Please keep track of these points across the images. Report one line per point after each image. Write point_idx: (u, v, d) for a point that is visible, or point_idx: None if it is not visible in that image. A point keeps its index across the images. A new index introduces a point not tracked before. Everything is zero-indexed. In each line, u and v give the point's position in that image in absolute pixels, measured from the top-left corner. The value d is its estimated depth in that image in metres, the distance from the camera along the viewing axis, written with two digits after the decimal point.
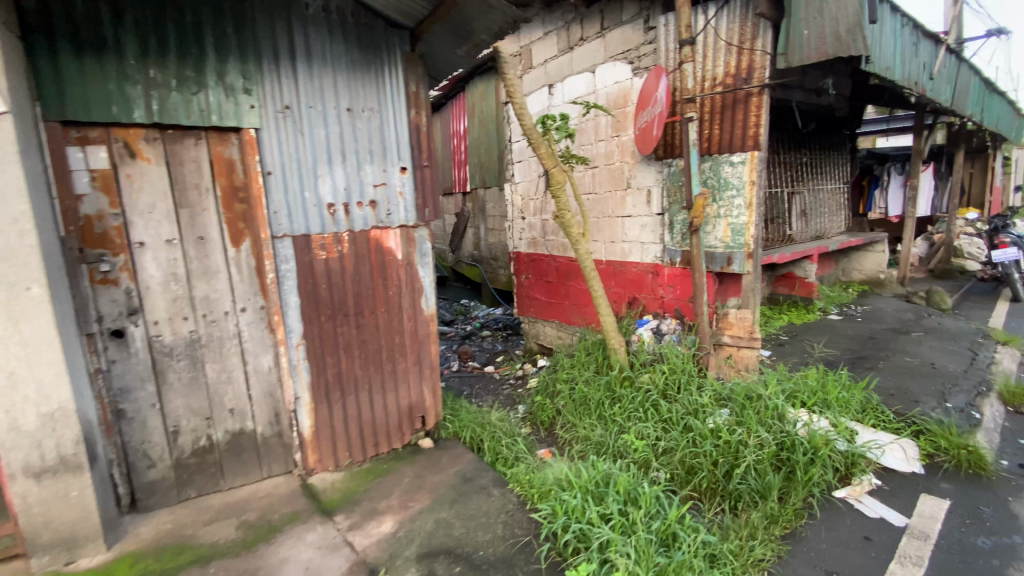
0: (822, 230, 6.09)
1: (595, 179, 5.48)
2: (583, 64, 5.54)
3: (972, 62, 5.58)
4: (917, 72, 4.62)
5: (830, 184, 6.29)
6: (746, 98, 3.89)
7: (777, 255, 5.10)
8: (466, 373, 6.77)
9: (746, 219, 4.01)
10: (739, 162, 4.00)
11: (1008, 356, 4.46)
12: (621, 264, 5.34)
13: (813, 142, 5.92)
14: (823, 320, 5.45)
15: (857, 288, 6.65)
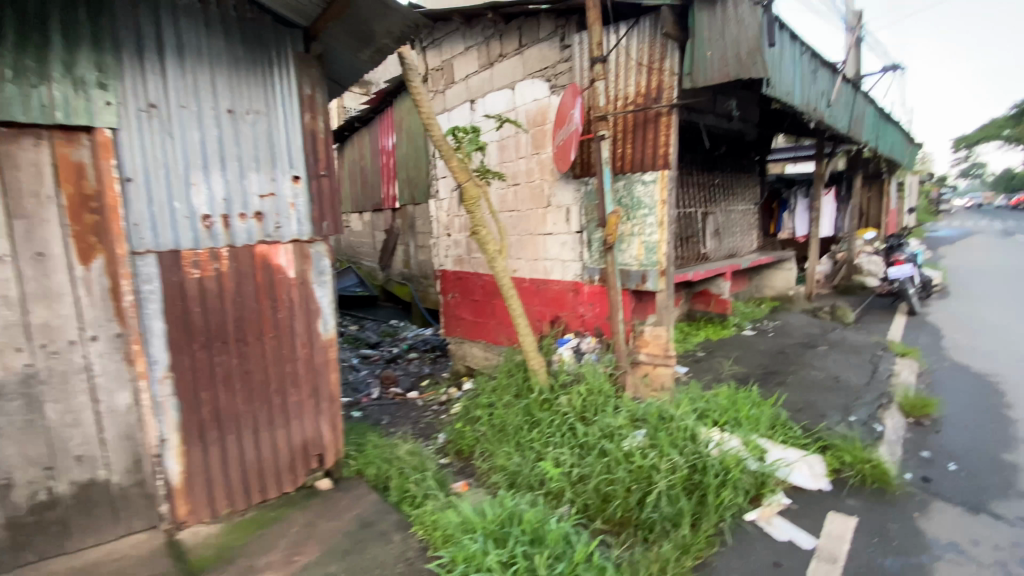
0: (735, 250, 6.35)
1: (517, 196, 5.37)
2: (503, 80, 5.48)
3: (865, 93, 6.02)
4: (815, 99, 4.89)
5: (742, 205, 6.59)
6: (656, 117, 3.90)
7: (693, 272, 5.19)
8: (386, 400, 6.38)
9: (658, 237, 4.05)
10: (650, 180, 4.03)
11: (904, 368, 4.70)
12: (544, 283, 5.20)
13: (724, 165, 6.18)
14: (737, 335, 5.63)
15: (770, 304, 6.97)
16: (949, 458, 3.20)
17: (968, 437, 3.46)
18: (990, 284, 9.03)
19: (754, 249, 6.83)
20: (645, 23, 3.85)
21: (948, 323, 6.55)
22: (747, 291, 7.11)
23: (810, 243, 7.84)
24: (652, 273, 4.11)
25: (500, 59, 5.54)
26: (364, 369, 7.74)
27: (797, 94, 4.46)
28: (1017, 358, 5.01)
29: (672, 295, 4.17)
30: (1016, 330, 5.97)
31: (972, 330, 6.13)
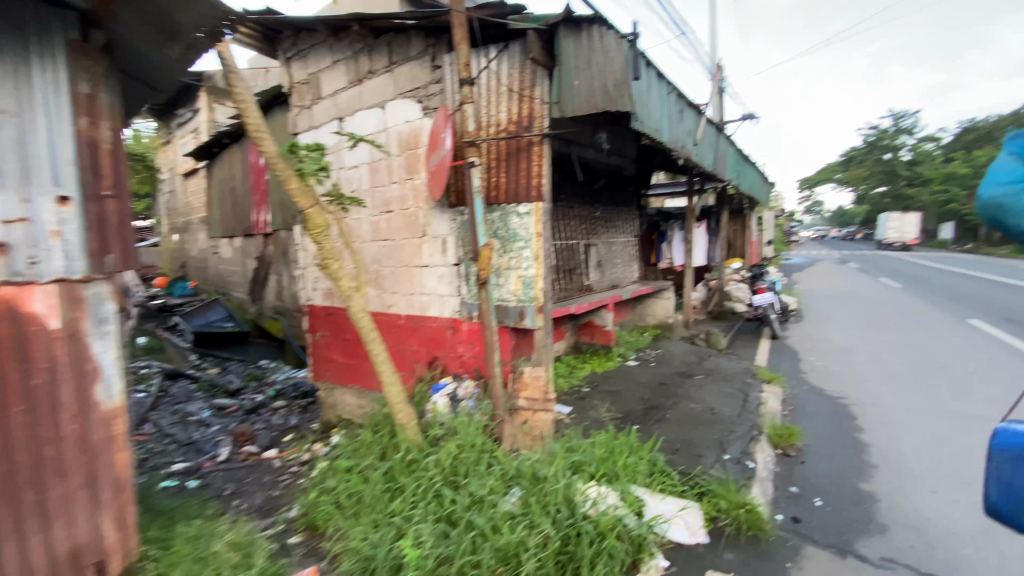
0: (617, 281, 6.38)
1: (390, 225, 4.87)
2: (372, 99, 5.09)
3: (728, 135, 6.45)
4: (682, 137, 5.06)
5: (623, 237, 6.69)
6: (529, 146, 3.66)
7: (576, 305, 5.00)
8: (236, 464, 5.39)
9: (534, 272, 3.77)
10: (525, 213, 3.76)
11: (772, 395, 4.86)
12: (421, 320, 4.65)
13: (604, 198, 6.23)
14: (621, 367, 5.57)
15: (651, 333, 7.07)
16: (816, 493, 3.20)
17: (829, 467, 3.54)
18: (832, 307, 10.20)
19: (636, 281, 6.95)
20: (514, 48, 3.64)
21: (804, 346, 7.15)
22: (630, 320, 7.16)
23: (685, 272, 8.23)
24: (529, 311, 3.80)
25: (369, 77, 5.16)
26: (215, 424, 6.55)
27: (666, 130, 4.56)
28: (860, 378, 5.48)
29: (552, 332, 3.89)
30: (856, 352, 6.64)
31: (822, 353, 6.71)
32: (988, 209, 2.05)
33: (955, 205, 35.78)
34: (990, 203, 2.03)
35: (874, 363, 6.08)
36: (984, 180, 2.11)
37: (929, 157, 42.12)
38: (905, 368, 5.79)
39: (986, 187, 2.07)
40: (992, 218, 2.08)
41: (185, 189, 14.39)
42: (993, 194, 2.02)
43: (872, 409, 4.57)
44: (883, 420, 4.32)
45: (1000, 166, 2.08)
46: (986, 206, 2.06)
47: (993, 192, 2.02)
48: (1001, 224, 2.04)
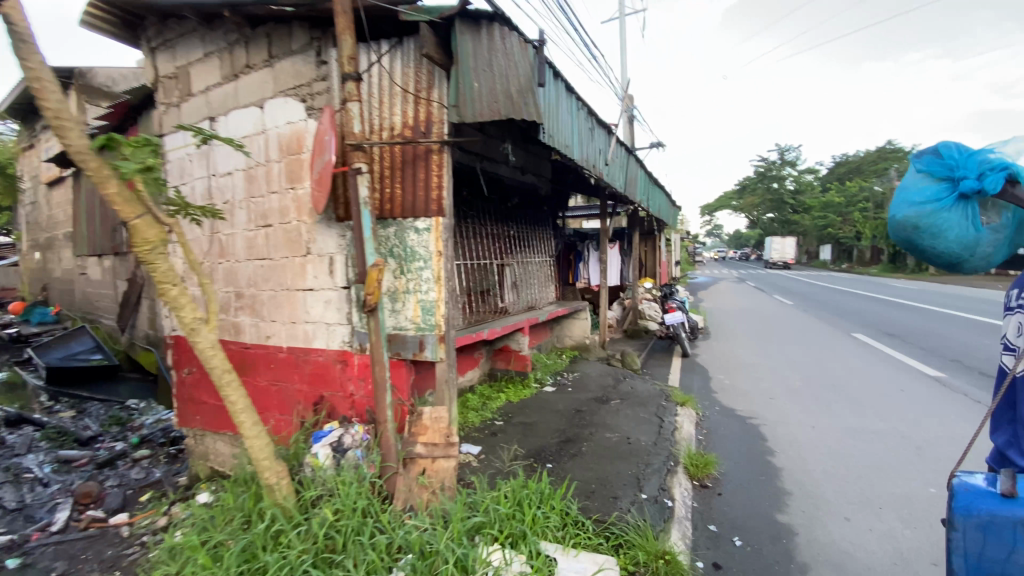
0: (531, 303, 5.99)
1: (269, 241, 4.20)
2: (249, 97, 4.46)
3: (638, 157, 6.41)
4: (593, 155, 4.84)
5: (537, 257, 6.37)
6: (427, 154, 3.14)
7: (488, 330, 4.49)
8: (67, 537, 4.28)
9: (435, 295, 3.17)
10: (424, 228, 3.18)
11: (687, 419, 4.69)
12: (304, 353, 3.98)
13: (518, 216, 5.90)
14: (538, 395, 5.11)
15: (569, 356, 6.71)
16: (735, 531, 2.99)
17: (745, 497, 3.37)
18: (736, 325, 10.70)
19: (552, 303, 6.62)
20: (408, 45, 3.18)
21: (713, 364, 7.27)
22: (548, 343, 6.73)
23: (600, 293, 8.13)
24: (429, 342, 3.20)
25: (246, 72, 4.51)
26: (54, 483, 5.18)
27: (575, 147, 4.30)
28: (767, 397, 5.56)
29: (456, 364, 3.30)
30: (760, 369, 6.84)
31: (730, 371, 6.83)
32: (901, 231, 1.96)
33: (829, 230, 40.56)
34: (904, 224, 1.93)
35: (777, 380, 6.25)
36: (892, 199, 2.03)
37: (807, 188, 47.63)
38: (805, 384, 6.00)
39: (896, 207, 1.98)
40: (904, 239, 1.99)
41: (46, 199, 12.26)
42: (905, 216, 1.92)
43: (781, 429, 4.57)
44: (792, 441, 4.30)
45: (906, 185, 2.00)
46: (897, 228, 1.97)
47: (905, 213, 1.93)
48: (915, 245, 1.96)
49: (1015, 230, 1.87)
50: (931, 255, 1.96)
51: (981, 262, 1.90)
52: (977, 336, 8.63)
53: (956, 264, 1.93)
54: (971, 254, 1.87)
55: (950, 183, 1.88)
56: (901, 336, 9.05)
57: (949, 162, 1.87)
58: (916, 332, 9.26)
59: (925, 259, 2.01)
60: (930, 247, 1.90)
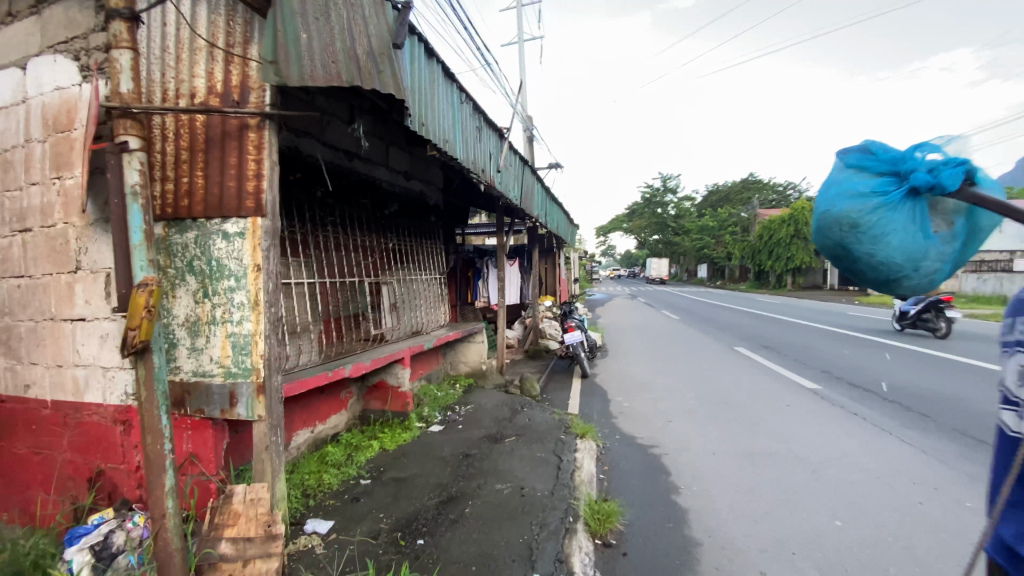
0: (419, 327, 5.05)
1: (27, 250, 2.99)
2: (6, 54, 3.23)
3: (535, 168, 5.87)
4: (483, 160, 4.15)
5: (429, 273, 5.48)
6: (240, 130, 2.29)
7: (352, 367, 3.55)
8: None
9: (251, 328, 2.27)
10: (235, 233, 2.28)
11: (587, 452, 4.15)
12: (76, 412, 2.79)
13: (403, 226, 4.97)
14: (421, 438, 4.24)
15: (463, 386, 5.86)
16: None
17: (654, 553, 2.87)
18: (632, 341, 10.72)
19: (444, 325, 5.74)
20: None
21: (612, 384, 6.94)
22: (439, 370, 5.82)
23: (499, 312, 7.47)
24: (243, 396, 2.28)
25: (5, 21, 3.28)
26: None
27: (459, 147, 3.58)
28: (666, 418, 5.25)
29: (286, 427, 2.35)
30: (657, 388, 6.64)
31: (629, 392, 6.52)
32: (831, 231, 1.45)
33: (707, 251, 44.65)
34: (839, 221, 1.42)
35: (674, 399, 6.04)
36: (819, 194, 1.55)
37: (689, 213, 52.33)
38: (700, 402, 5.84)
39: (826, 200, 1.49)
40: (832, 243, 1.48)
41: None
42: (842, 209, 1.41)
43: (683, 458, 4.23)
44: (695, 473, 3.95)
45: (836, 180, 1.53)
46: (826, 225, 1.47)
47: (840, 206, 1.42)
48: (846, 252, 1.45)
49: (962, 247, 1.43)
50: (862, 269, 1.47)
51: (923, 281, 1.44)
52: (837, 347, 9.40)
53: (891, 282, 1.44)
54: (914, 269, 1.39)
55: (893, 178, 1.43)
56: (777, 349, 9.58)
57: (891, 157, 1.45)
58: (788, 345, 9.89)
59: (853, 275, 1.52)
60: (866, 254, 1.40)
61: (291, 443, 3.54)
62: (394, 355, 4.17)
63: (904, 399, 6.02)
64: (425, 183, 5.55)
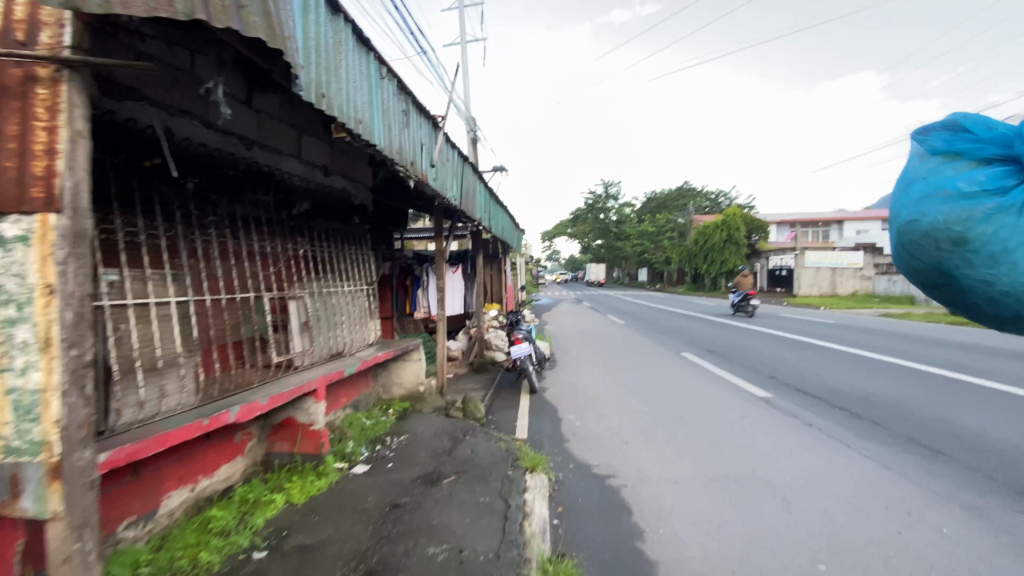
0: (345, 347, 4.28)
1: None
2: None
3: (476, 166, 5.21)
4: (413, 152, 3.46)
5: (361, 285, 4.71)
6: (24, 87, 1.54)
7: (235, 414, 2.79)
8: None
9: (39, 378, 1.52)
10: (13, 237, 1.52)
11: (538, 490, 3.58)
12: None
13: (326, 230, 4.21)
14: (338, 487, 3.48)
15: (396, 413, 5.07)
16: None
17: None
18: (580, 349, 10.29)
19: (375, 342, 4.96)
20: None
21: (562, 399, 6.38)
22: (368, 395, 5.04)
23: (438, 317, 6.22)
24: (29, 481, 1.54)
25: None
26: None
27: (380, 133, 2.88)
28: (621, 440, 4.77)
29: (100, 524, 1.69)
30: (609, 402, 6.16)
31: (580, 407, 5.99)
32: (928, 248, 1.75)
33: (648, 255, 45.89)
34: (940, 240, 1.70)
35: (628, 415, 5.59)
36: (909, 195, 1.83)
37: (630, 219, 53.75)
38: (655, 419, 5.43)
39: (916, 208, 1.77)
40: (928, 263, 1.79)
41: None
42: (943, 221, 1.68)
43: (646, 490, 3.74)
44: (659, 509, 3.47)
45: (924, 173, 1.83)
46: (923, 242, 1.75)
47: (940, 217, 1.69)
48: (952, 274, 1.72)
49: None
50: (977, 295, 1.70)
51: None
52: (780, 352, 9.40)
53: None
54: None
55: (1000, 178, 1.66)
56: (722, 354, 9.47)
57: (998, 138, 1.70)
58: (734, 350, 9.81)
59: (967, 304, 1.77)
60: (982, 277, 1.64)
61: (159, 509, 2.74)
62: (301, 386, 3.39)
63: (853, 405, 5.88)
64: (351, 181, 4.82)
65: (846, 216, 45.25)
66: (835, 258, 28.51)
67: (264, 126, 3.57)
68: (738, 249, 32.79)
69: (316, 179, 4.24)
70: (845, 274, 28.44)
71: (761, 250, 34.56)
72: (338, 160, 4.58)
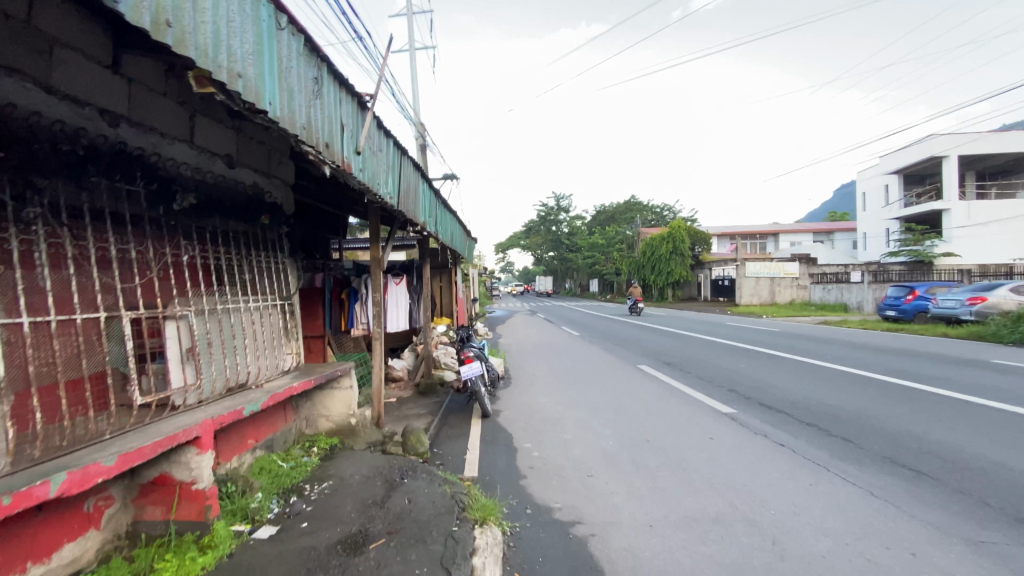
0: (251, 376, 3.45)
1: None
2: None
3: (415, 158, 4.45)
4: (328, 130, 2.74)
5: (275, 299, 3.88)
6: None
7: (55, 488, 1.97)
8: None
9: None
10: None
11: (488, 551, 2.90)
12: None
13: (228, 230, 3.40)
14: (229, 563, 2.66)
15: (315, 456, 4.24)
16: None
17: None
18: (533, 364, 9.68)
19: (292, 368, 4.12)
20: None
21: (516, 421, 5.72)
22: (284, 433, 4.20)
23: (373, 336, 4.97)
24: None
25: None
26: None
27: (275, 97, 2.16)
28: (584, 472, 4.19)
29: None
30: (568, 423, 5.57)
31: (537, 431, 5.36)
32: None
33: (597, 267, 46.40)
34: None
35: (590, 440, 5.02)
36: None
37: (579, 231, 54.38)
38: (619, 442, 4.90)
39: None
40: None
41: None
42: None
43: (617, 535, 3.19)
44: (637, 562, 2.92)
45: None
46: None
47: None
48: None
49: None
50: None
51: None
52: (735, 362, 9.22)
53: None
54: None
55: None
56: (678, 364, 9.17)
57: None
58: (690, 361, 9.52)
59: None
60: None
61: None
62: (176, 432, 2.56)
63: (820, 420, 5.60)
64: (264, 176, 4.02)
65: (781, 229, 47.78)
66: (774, 269, 29.76)
67: (136, 100, 2.78)
68: (683, 260, 33.66)
69: (215, 171, 3.46)
70: (783, 284, 29.69)
71: (705, 260, 35.66)
72: (245, 151, 3.79)
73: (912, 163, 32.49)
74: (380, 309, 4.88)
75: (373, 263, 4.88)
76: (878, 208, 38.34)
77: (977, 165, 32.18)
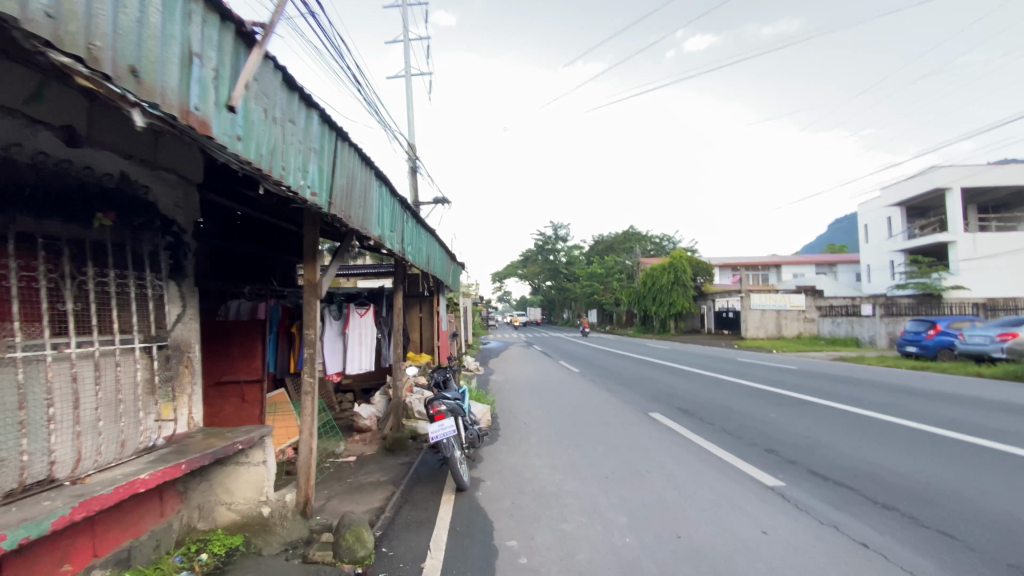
0: (53, 468, 2.20)
1: None
2: None
3: (357, 143, 3.21)
4: (142, 45, 1.59)
5: (128, 340, 2.61)
6: None
7: None
8: None
9: None
10: None
11: None
12: None
13: (30, 231, 2.18)
14: None
15: (197, 573, 2.84)
16: None
17: None
18: (525, 410, 8.30)
19: (162, 445, 2.83)
20: None
21: (500, 499, 4.34)
22: (153, 535, 2.87)
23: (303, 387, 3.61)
24: None
25: None
26: None
27: None
28: None
29: None
30: (568, 503, 4.20)
31: (526, 515, 4.00)
32: None
33: (595, 297, 45.17)
34: None
35: (597, 531, 3.67)
36: None
37: (577, 261, 53.51)
38: (637, 538, 3.55)
39: None
40: None
41: None
42: None
43: None
44: None
45: None
46: None
47: None
48: None
49: None
50: None
51: None
52: (761, 409, 7.86)
53: None
54: None
55: None
56: (694, 411, 7.80)
57: None
58: (709, 407, 8.17)
59: None
60: None
61: None
62: None
63: (897, 499, 4.26)
64: (140, 163, 2.87)
65: (782, 260, 46.89)
66: (779, 301, 28.60)
67: None
68: (684, 291, 32.51)
69: (35, 147, 2.28)
70: (789, 316, 28.47)
71: (707, 292, 34.54)
72: (111, 127, 2.63)
73: (916, 194, 31.85)
74: (313, 352, 3.57)
75: (306, 288, 3.60)
76: (882, 239, 37.51)
77: (981, 197, 31.48)
